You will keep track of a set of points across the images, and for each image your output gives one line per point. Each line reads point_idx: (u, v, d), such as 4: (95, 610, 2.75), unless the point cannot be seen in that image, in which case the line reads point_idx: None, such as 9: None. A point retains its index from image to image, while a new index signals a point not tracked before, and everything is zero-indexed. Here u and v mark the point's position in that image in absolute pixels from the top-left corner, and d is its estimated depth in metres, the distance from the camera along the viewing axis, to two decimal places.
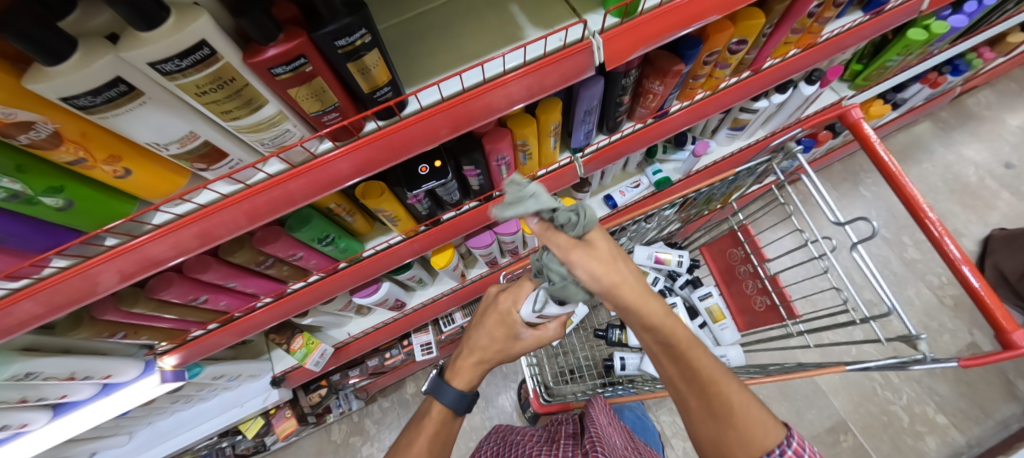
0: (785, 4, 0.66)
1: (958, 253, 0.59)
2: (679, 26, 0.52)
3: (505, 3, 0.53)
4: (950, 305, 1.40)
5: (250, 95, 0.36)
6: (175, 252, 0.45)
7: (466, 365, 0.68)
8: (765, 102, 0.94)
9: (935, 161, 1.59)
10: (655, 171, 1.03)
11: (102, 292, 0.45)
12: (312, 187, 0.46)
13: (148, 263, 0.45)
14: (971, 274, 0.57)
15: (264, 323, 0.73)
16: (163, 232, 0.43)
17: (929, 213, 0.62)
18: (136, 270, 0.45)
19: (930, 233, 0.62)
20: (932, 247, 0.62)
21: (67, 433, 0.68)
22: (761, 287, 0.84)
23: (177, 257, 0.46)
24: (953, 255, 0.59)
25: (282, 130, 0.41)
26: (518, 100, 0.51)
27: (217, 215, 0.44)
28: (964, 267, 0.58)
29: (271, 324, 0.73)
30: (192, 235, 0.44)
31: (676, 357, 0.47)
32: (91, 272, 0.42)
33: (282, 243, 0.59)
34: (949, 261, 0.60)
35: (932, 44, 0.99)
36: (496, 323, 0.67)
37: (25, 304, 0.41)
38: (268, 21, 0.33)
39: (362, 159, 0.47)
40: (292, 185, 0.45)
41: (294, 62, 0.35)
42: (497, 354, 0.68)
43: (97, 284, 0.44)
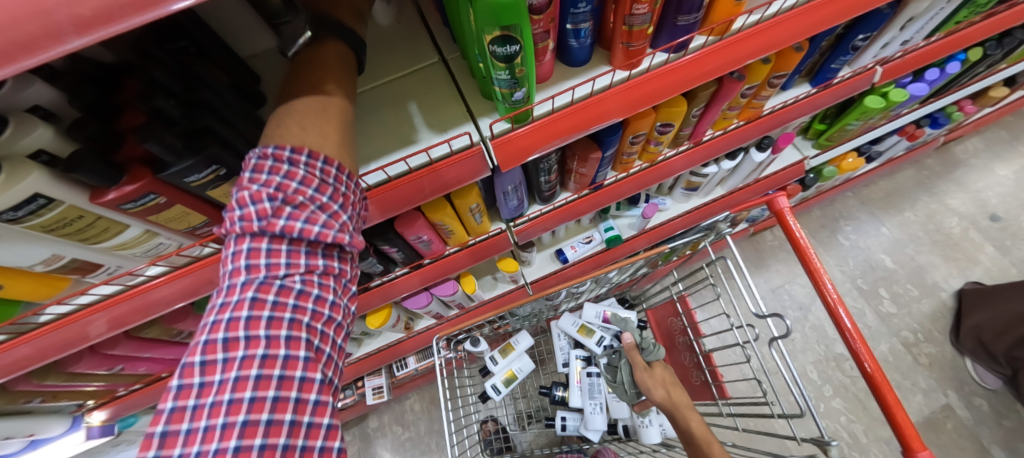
0: (709, 91, 0.65)
1: (852, 327, 0.59)
2: (573, 130, 0.52)
3: (406, 100, 0.53)
4: (925, 363, 1.35)
5: (105, 225, 0.37)
6: (179, 298, 0.48)
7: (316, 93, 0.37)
8: (715, 168, 0.93)
9: (917, 210, 1.54)
10: (607, 228, 1.02)
11: (95, 338, 0.48)
12: None
13: (144, 309, 0.47)
14: (865, 358, 0.56)
15: None
16: (170, 278, 0.46)
17: (829, 287, 0.62)
18: (127, 317, 0.47)
19: (827, 302, 0.61)
20: (829, 315, 0.62)
21: None
22: (696, 362, 0.83)
23: (178, 301, 0.48)
24: (846, 328, 0.59)
25: (155, 243, 0.43)
26: (454, 183, 0.53)
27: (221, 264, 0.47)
28: (857, 344, 0.58)
29: None
30: (192, 282, 0.47)
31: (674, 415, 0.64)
32: (85, 320, 0.46)
33: (193, 320, 0.61)
34: (845, 336, 0.59)
35: (894, 109, 0.97)
36: None
37: (24, 348, 0.45)
38: (104, 168, 0.33)
39: (381, 203, 0.51)
40: None
41: (142, 199, 0.36)
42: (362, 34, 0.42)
43: (88, 331, 0.47)
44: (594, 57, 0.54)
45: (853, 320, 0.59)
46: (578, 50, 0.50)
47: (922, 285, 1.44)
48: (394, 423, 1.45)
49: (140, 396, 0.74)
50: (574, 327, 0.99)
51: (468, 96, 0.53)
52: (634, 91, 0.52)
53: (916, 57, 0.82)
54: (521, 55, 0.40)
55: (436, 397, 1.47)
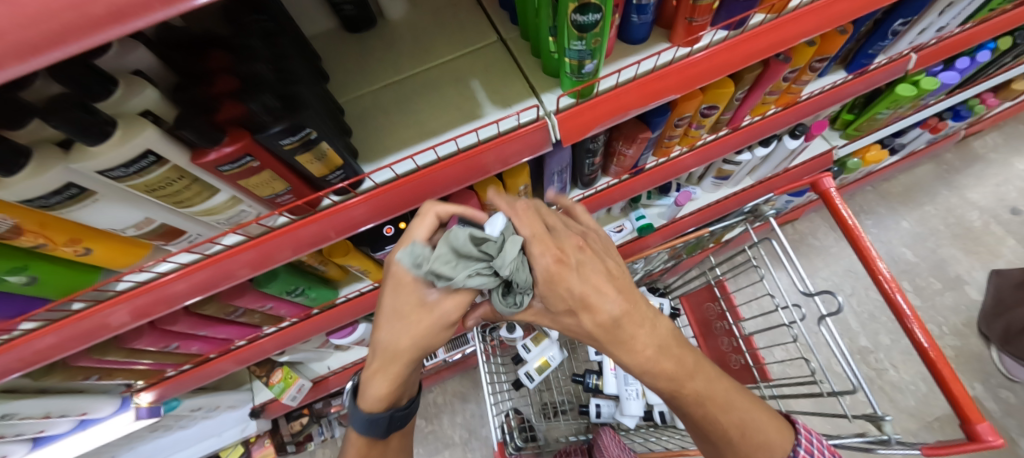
0: (754, 73, 0.66)
1: (909, 311, 0.59)
2: (633, 105, 0.53)
3: (467, 78, 0.54)
4: (951, 356, 1.35)
5: (201, 187, 0.39)
6: (193, 291, 0.47)
7: (375, 376, 0.49)
8: (748, 155, 0.94)
9: (938, 204, 1.54)
10: (638, 216, 1.03)
11: (117, 329, 0.48)
12: (328, 230, 0.48)
13: (163, 301, 0.47)
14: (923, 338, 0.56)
15: (267, 350, 0.76)
16: (184, 272, 0.46)
17: (881, 270, 0.62)
18: (152, 307, 0.47)
19: (881, 288, 0.61)
20: (884, 300, 0.62)
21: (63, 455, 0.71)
22: (735, 346, 0.84)
23: (192, 296, 0.48)
24: (904, 313, 0.59)
25: (238, 211, 0.44)
26: (516, 159, 0.53)
27: (232, 258, 0.46)
28: (916, 329, 0.58)
29: (274, 351, 0.76)
30: (205, 276, 0.47)
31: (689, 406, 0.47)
32: (105, 312, 0.45)
33: (250, 296, 0.61)
34: (902, 320, 0.60)
35: (924, 98, 0.98)
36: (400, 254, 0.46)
37: (49, 337, 0.45)
38: (211, 127, 0.35)
39: (379, 204, 0.49)
40: (305, 229, 0.47)
41: (240, 160, 0.38)
42: (427, 345, 0.47)
43: (111, 321, 0.47)
44: (651, 36, 0.55)
45: (911, 305, 0.59)
46: (639, 27, 0.51)
47: (945, 278, 1.44)
48: (417, 417, 1.45)
49: (187, 377, 0.74)
50: None
51: (529, 73, 0.54)
52: (693, 68, 0.53)
53: (949, 43, 0.82)
54: (600, 25, 0.41)
55: (459, 390, 1.47)
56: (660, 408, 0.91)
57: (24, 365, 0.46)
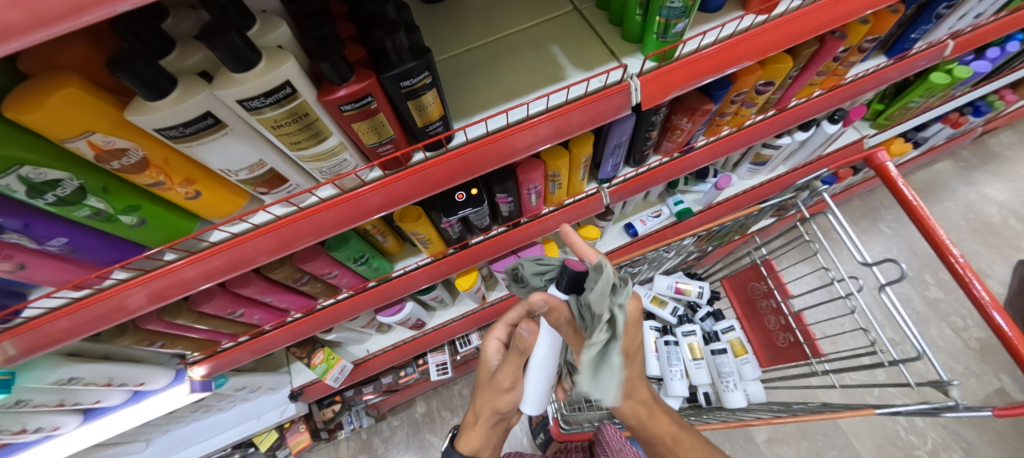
0: (811, 50, 0.68)
1: (985, 293, 0.60)
2: (713, 71, 0.55)
3: (547, 44, 0.56)
4: (976, 348, 1.36)
5: (318, 128, 0.39)
6: (206, 277, 0.47)
7: (470, 429, 0.65)
8: (788, 139, 0.96)
9: (957, 200, 1.57)
10: (676, 201, 1.05)
11: (133, 312, 0.47)
12: (343, 216, 0.49)
13: (179, 285, 0.47)
14: (1004, 321, 0.57)
15: (279, 343, 0.76)
16: (197, 258, 0.45)
17: (952, 249, 0.63)
18: (167, 291, 0.47)
19: (958, 275, 0.62)
20: (957, 285, 0.63)
21: (115, 429, 0.70)
22: (783, 324, 0.85)
23: (207, 280, 0.48)
24: (980, 295, 0.60)
25: (340, 160, 0.44)
26: (548, 141, 0.53)
27: (250, 242, 0.46)
28: (993, 312, 0.58)
29: (286, 343, 0.75)
30: (222, 261, 0.46)
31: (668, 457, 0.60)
32: (121, 294, 0.45)
33: (320, 261, 0.61)
34: (979, 304, 0.60)
35: (956, 87, 1.01)
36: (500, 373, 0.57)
37: (61, 321, 0.44)
38: (344, 64, 0.35)
39: (392, 193, 0.49)
40: (324, 215, 0.48)
41: (361, 101, 0.38)
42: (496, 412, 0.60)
43: (128, 304, 0.46)
44: (727, 5, 0.57)
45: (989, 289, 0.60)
46: None
47: None
48: (442, 409, 1.43)
49: (237, 352, 0.73)
50: (647, 298, 1.00)
51: (607, 39, 0.56)
52: (768, 35, 0.55)
53: (984, 32, 0.85)
54: None
55: None
56: (706, 389, 0.91)
57: (46, 342, 0.44)
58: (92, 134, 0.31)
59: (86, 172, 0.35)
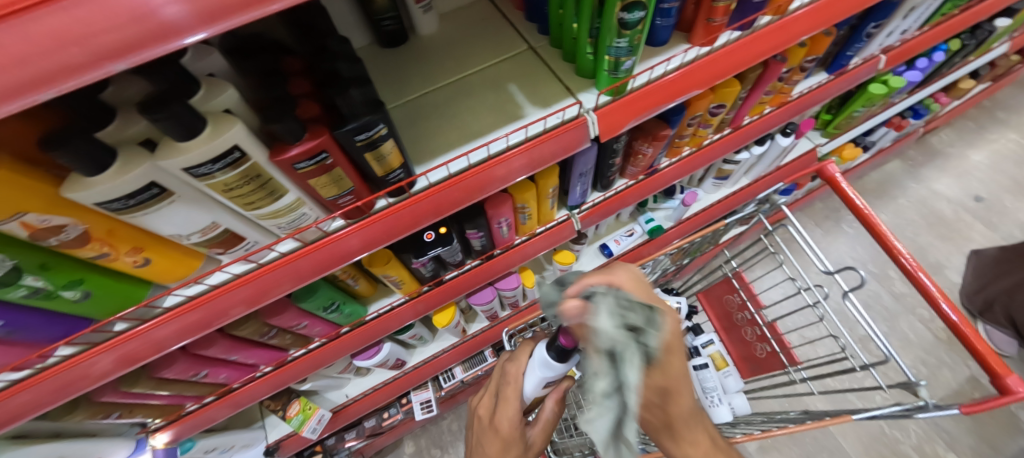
0: (756, 73, 0.72)
1: (933, 287, 0.63)
2: (667, 99, 0.57)
3: (505, 83, 0.57)
4: (944, 338, 1.42)
5: (273, 187, 0.39)
6: (179, 337, 0.45)
7: None
8: (746, 154, 1.01)
9: (910, 197, 1.66)
10: (647, 219, 1.08)
11: (102, 380, 0.44)
12: (321, 263, 0.48)
13: (151, 348, 0.44)
14: (949, 308, 0.60)
15: (259, 393, 0.72)
16: (170, 317, 0.44)
17: (898, 248, 0.67)
18: (137, 354, 0.44)
19: (904, 267, 0.65)
20: (908, 280, 0.66)
21: None
22: (760, 334, 0.87)
23: (180, 340, 0.45)
24: (928, 287, 0.63)
25: (299, 214, 0.44)
26: (522, 172, 0.54)
27: (224, 296, 0.45)
28: (942, 302, 0.62)
29: (266, 394, 0.72)
30: (195, 319, 0.45)
31: None
32: (88, 362, 0.42)
33: (289, 314, 0.59)
34: (929, 296, 0.63)
35: (893, 96, 1.08)
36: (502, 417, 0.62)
37: (22, 396, 0.40)
38: (296, 124, 0.35)
39: (371, 234, 0.49)
40: (301, 263, 0.47)
41: (316, 157, 0.38)
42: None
43: (94, 371, 0.43)
44: (672, 39, 0.60)
45: (935, 282, 0.63)
46: (663, 29, 0.56)
47: (927, 263, 1.54)
48: (431, 446, 1.38)
49: (211, 410, 0.70)
50: None
51: (563, 76, 0.57)
52: (713, 65, 0.58)
53: (910, 46, 0.92)
54: (642, 22, 0.45)
55: None
56: None
57: None
58: (24, 214, 0.30)
59: (21, 252, 0.33)
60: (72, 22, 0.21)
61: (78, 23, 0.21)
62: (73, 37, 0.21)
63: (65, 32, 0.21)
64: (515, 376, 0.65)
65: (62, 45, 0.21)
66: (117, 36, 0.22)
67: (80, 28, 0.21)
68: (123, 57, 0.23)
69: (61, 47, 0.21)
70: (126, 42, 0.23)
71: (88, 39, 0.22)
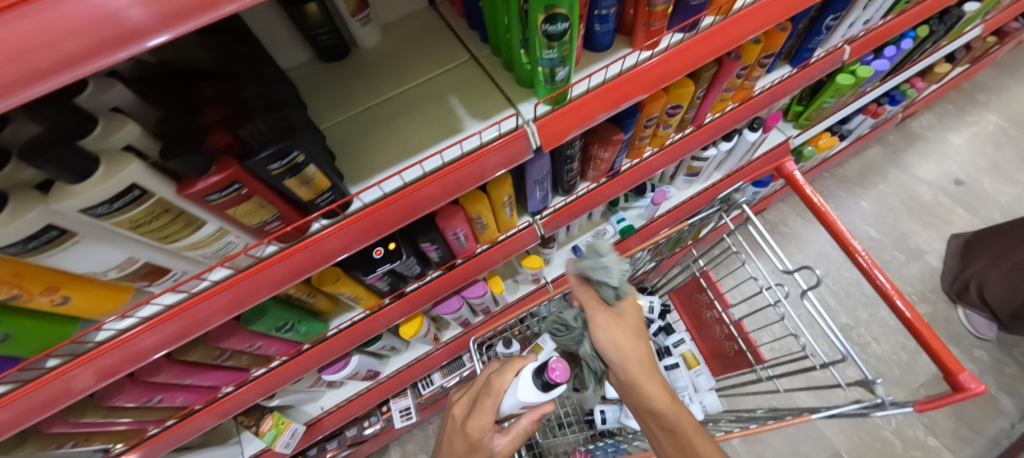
0: (711, 72, 0.71)
1: (887, 283, 0.63)
2: (609, 106, 0.56)
3: (444, 95, 0.56)
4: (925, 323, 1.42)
5: (188, 219, 0.38)
6: (162, 343, 0.45)
7: None
8: (714, 151, 1.00)
9: (890, 183, 1.66)
10: (619, 219, 1.07)
11: (80, 393, 0.44)
12: (300, 266, 0.48)
13: (132, 357, 0.45)
14: (902, 305, 0.59)
15: (248, 400, 0.72)
16: (151, 325, 0.44)
17: (855, 246, 0.66)
18: (117, 366, 0.45)
19: (859, 264, 0.65)
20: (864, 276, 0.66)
21: None
22: (728, 333, 0.86)
23: (163, 348, 0.46)
24: (883, 285, 0.63)
25: (224, 242, 0.43)
26: (498, 169, 0.54)
27: (203, 303, 0.45)
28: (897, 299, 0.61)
29: (255, 400, 0.72)
30: (177, 326, 0.45)
31: (681, 445, 0.49)
32: (69, 375, 0.42)
33: (238, 337, 0.59)
34: (884, 293, 0.62)
35: (862, 86, 1.07)
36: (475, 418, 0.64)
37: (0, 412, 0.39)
38: (199, 157, 0.34)
39: (351, 234, 0.49)
40: (280, 266, 0.47)
41: (228, 188, 0.37)
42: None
43: (73, 386, 0.43)
44: (615, 43, 0.59)
45: (889, 280, 0.63)
46: (602, 35, 0.55)
47: (908, 249, 1.54)
48: (417, 452, 1.39)
49: (200, 418, 0.70)
50: None
51: (504, 86, 0.56)
52: (657, 69, 0.56)
53: (878, 34, 0.89)
54: (569, 33, 0.44)
55: None
56: None
57: None
58: None
59: None
60: (25, 34, 0.20)
61: (53, 25, 0.21)
62: (20, 51, 0.20)
63: (15, 45, 0.20)
64: (497, 389, 0.66)
65: (23, 53, 0.20)
66: (74, 44, 0.22)
67: (42, 35, 0.21)
68: (67, 70, 0.22)
69: (35, 48, 0.21)
70: (70, 57, 0.22)
71: (57, 44, 0.21)
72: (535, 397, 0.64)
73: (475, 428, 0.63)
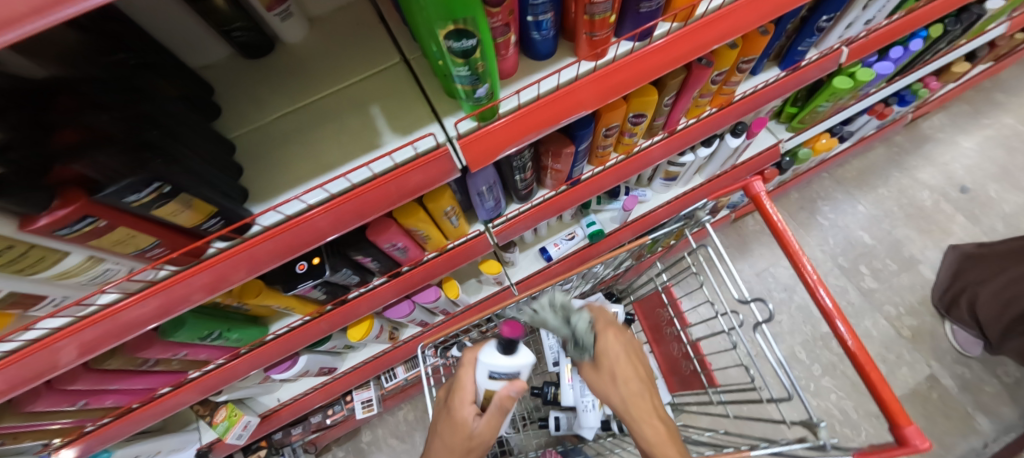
0: (678, 79, 0.65)
1: (831, 304, 0.59)
2: (545, 125, 0.51)
3: (367, 104, 0.51)
4: (908, 336, 1.38)
5: (40, 254, 0.35)
6: (156, 314, 0.45)
7: None
8: (691, 156, 0.94)
9: (891, 187, 1.57)
10: (589, 223, 1.02)
11: (66, 365, 0.45)
12: (284, 246, 0.47)
13: (124, 328, 0.45)
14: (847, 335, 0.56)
15: (242, 372, 0.73)
16: (145, 295, 0.44)
17: (808, 270, 0.62)
18: (101, 340, 0.45)
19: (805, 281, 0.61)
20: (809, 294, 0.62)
21: None
22: (684, 352, 0.86)
23: (157, 319, 0.46)
24: (827, 307, 0.59)
25: (102, 270, 0.41)
26: (496, 151, 0.51)
27: (185, 281, 0.44)
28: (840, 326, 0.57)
29: (249, 372, 0.73)
30: (163, 300, 0.45)
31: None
32: (56, 346, 0.43)
33: (159, 347, 0.58)
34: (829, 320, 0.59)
35: (862, 89, 0.98)
36: (458, 396, 0.63)
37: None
38: (33, 193, 0.31)
39: (340, 215, 0.47)
40: (260, 247, 0.46)
41: (80, 222, 0.34)
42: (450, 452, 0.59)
43: (58, 358, 0.44)
44: (558, 50, 0.52)
45: (832, 297, 0.59)
46: (541, 42, 0.48)
47: (901, 258, 1.48)
48: (389, 436, 1.42)
49: (183, 394, 0.71)
50: None
51: (432, 95, 0.51)
52: (600, 83, 0.50)
53: (881, 35, 0.80)
54: (480, 50, 0.38)
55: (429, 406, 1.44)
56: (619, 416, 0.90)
57: None
58: None
59: None
60: None
61: None
62: None
63: None
64: (467, 365, 0.64)
65: None
66: None
67: None
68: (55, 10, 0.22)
69: None
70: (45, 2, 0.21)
71: None
72: (503, 364, 0.61)
73: (462, 410, 0.61)
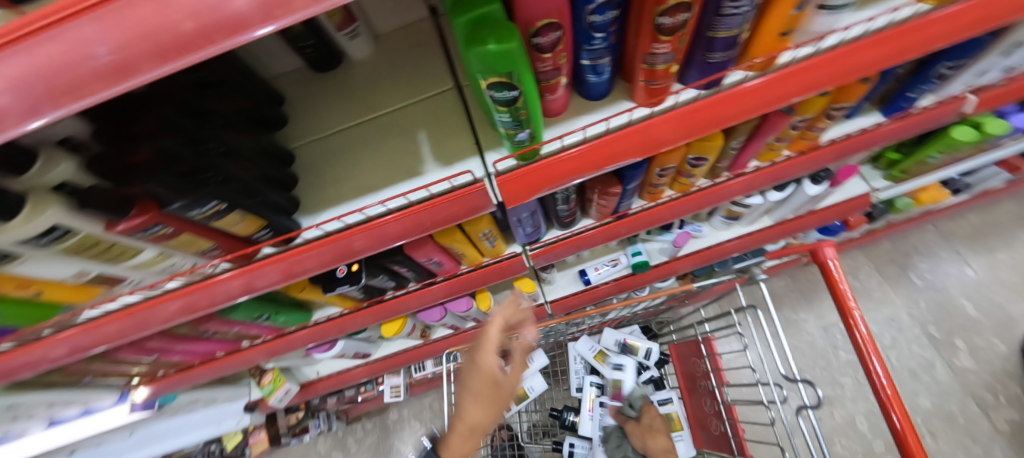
0: (750, 124, 0.58)
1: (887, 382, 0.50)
2: (590, 169, 0.47)
3: (414, 129, 0.52)
4: (1004, 431, 1.17)
5: (122, 248, 0.41)
6: (241, 291, 0.50)
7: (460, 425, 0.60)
8: (758, 199, 0.85)
9: (1013, 252, 1.32)
10: (634, 252, 0.96)
11: (154, 327, 0.51)
12: (347, 250, 0.49)
13: (212, 300, 0.50)
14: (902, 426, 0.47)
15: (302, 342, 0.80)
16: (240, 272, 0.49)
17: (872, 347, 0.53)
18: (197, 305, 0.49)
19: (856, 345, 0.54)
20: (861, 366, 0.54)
21: (62, 442, 0.74)
22: (716, 410, 0.80)
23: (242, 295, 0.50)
24: (880, 387, 0.50)
25: (169, 262, 0.47)
26: (573, 178, 0.48)
27: (262, 270, 0.49)
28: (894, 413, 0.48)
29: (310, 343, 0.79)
30: (243, 283, 0.49)
31: None
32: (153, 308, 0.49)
33: (216, 322, 0.65)
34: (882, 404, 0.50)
35: (990, 142, 0.82)
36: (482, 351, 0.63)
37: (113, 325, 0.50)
38: (117, 203, 0.36)
39: (407, 224, 0.48)
40: (325, 249, 0.49)
41: (151, 228, 0.38)
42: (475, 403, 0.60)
43: (154, 315, 0.50)
44: (613, 91, 0.50)
45: (889, 375, 0.51)
46: (597, 85, 0.46)
47: (1012, 338, 1.24)
48: (412, 419, 1.49)
49: (255, 352, 0.79)
50: (591, 353, 0.96)
51: (477, 126, 0.51)
52: (659, 129, 0.46)
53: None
54: (522, 99, 0.37)
55: None
56: None
57: None
58: None
59: None
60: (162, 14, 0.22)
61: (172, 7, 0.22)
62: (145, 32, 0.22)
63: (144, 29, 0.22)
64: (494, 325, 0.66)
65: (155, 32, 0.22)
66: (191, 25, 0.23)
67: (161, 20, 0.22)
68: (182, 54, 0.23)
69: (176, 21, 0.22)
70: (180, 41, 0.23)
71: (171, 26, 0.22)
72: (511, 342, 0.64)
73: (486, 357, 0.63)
